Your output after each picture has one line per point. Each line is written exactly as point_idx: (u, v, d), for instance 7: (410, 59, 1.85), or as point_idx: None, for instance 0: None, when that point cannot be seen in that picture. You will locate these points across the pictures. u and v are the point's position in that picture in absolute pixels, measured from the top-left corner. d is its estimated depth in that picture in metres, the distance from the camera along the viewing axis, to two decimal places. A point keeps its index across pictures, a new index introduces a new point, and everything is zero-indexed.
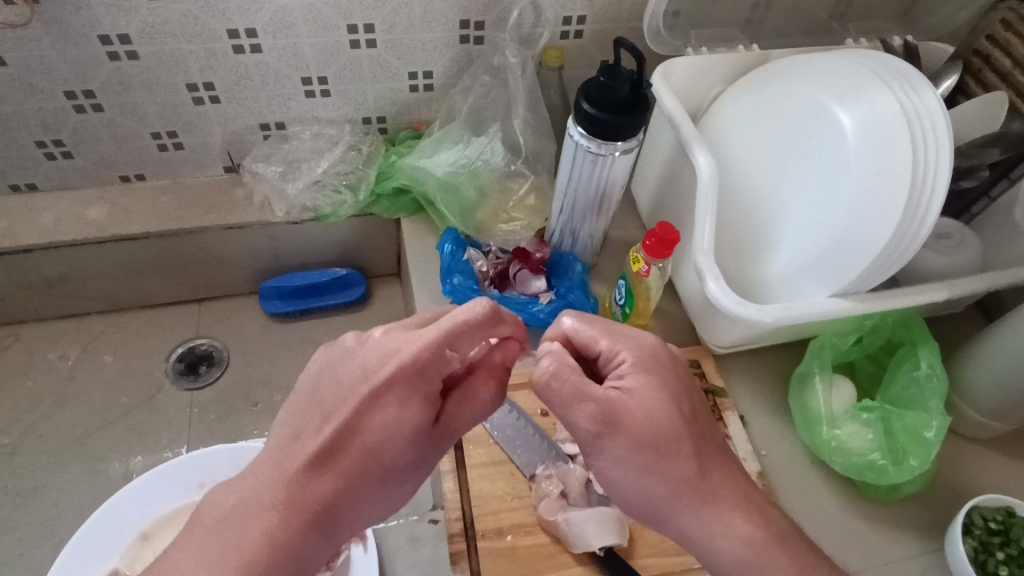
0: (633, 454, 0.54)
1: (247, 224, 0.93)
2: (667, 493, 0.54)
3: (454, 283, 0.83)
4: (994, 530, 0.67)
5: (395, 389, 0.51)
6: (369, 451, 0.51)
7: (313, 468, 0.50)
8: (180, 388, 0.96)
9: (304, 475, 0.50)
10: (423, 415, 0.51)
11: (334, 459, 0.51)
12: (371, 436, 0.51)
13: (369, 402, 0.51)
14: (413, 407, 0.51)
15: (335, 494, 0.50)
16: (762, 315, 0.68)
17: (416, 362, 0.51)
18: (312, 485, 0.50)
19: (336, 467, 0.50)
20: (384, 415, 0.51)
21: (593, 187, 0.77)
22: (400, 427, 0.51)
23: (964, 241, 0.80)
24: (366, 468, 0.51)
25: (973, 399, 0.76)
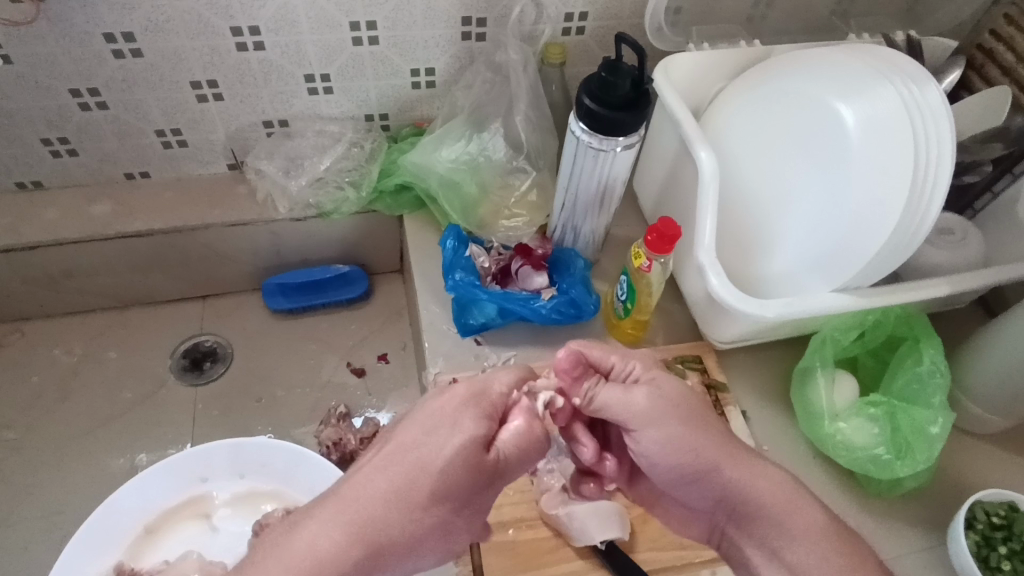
0: (670, 425, 0.60)
1: (250, 221, 0.93)
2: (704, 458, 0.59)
3: (456, 279, 0.82)
4: (996, 525, 0.67)
5: (449, 415, 0.55)
6: (421, 469, 0.53)
7: (367, 485, 0.53)
8: (183, 384, 0.97)
9: (356, 494, 0.53)
10: (476, 435, 0.54)
11: (391, 476, 0.53)
12: (426, 455, 0.53)
13: (428, 428, 0.55)
14: (467, 428, 0.54)
15: (386, 512, 0.52)
16: (762, 310, 0.69)
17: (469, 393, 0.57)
18: (369, 498, 0.52)
19: (392, 482, 0.53)
20: (442, 440, 0.54)
21: (594, 183, 0.77)
22: (456, 444, 0.53)
23: (966, 236, 0.80)
24: (421, 485, 0.52)
25: (975, 394, 0.76)
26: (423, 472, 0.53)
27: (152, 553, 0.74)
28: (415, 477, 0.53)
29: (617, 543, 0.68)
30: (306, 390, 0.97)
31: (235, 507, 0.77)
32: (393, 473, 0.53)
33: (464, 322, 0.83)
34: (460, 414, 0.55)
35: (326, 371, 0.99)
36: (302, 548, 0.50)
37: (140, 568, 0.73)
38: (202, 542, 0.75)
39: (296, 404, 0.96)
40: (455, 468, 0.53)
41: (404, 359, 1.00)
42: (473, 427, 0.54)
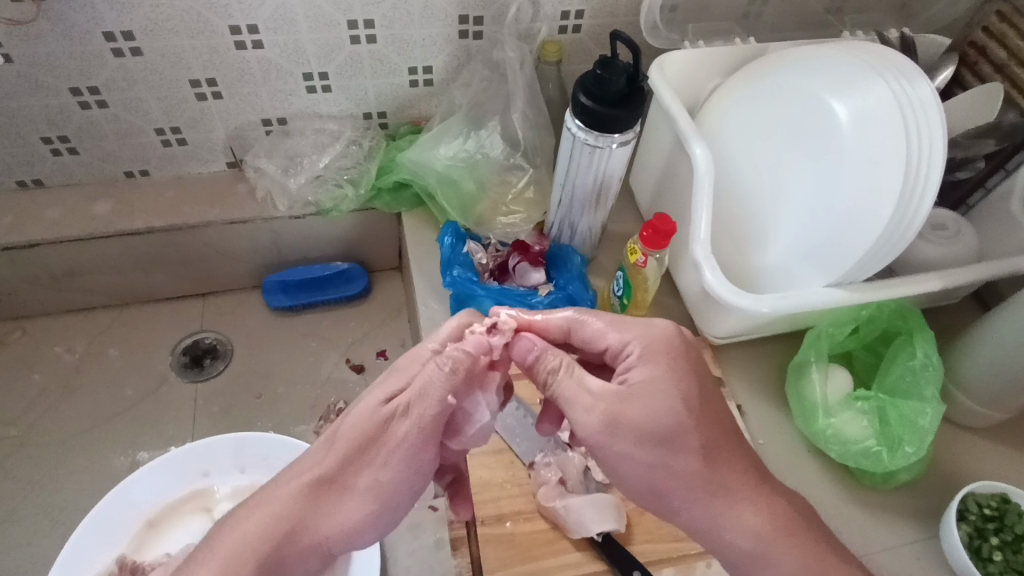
0: (643, 444, 0.56)
1: (250, 219, 0.94)
2: (677, 479, 0.56)
3: (455, 275, 0.83)
4: (988, 516, 0.68)
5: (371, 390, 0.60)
6: (336, 444, 0.57)
7: (295, 470, 0.57)
8: (184, 381, 0.98)
9: (287, 480, 0.57)
10: (381, 403, 0.58)
11: (315, 457, 0.58)
12: (340, 432, 0.58)
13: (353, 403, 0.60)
14: (378, 396, 0.58)
15: (303, 491, 0.56)
16: (756, 304, 0.69)
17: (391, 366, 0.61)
18: (292, 480, 0.57)
19: (313, 466, 0.57)
20: (359, 409, 0.58)
21: (590, 180, 0.78)
22: (363, 416, 0.57)
23: (960, 231, 0.80)
24: (332, 461, 0.57)
25: (968, 387, 0.77)
26: (340, 440, 0.57)
27: (156, 546, 0.74)
28: (332, 449, 0.57)
29: (614, 534, 0.69)
30: (306, 386, 0.98)
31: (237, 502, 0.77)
32: (320, 445, 0.58)
33: None
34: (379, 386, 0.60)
35: (326, 367, 0.99)
36: (242, 519, 0.55)
37: (144, 561, 0.73)
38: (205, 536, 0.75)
39: (296, 400, 0.96)
40: (359, 431, 0.57)
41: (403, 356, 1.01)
42: (384, 395, 0.58)
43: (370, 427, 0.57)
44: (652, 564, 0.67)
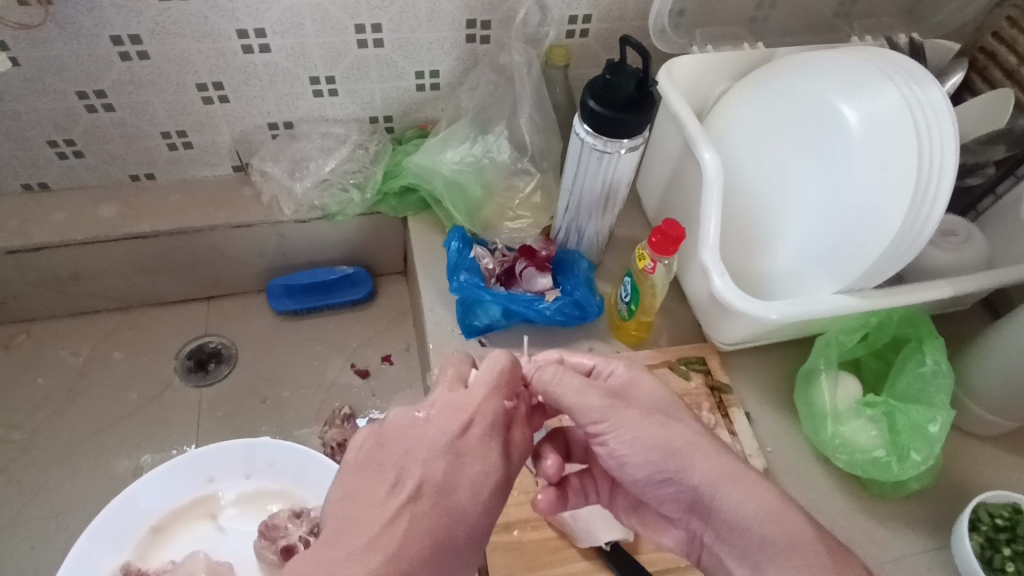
0: (649, 416, 0.57)
1: (256, 223, 0.94)
2: (686, 442, 0.56)
3: (461, 280, 0.82)
4: (1001, 526, 0.67)
5: (474, 445, 0.55)
6: (459, 511, 0.52)
7: (403, 531, 0.49)
8: (189, 385, 0.97)
9: (394, 543, 0.49)
10: (499, 468, 0.55)
11: (426, 519, 0.51)
12: (455, 494, 0.52)
13: (451, 465, 0.53)
14: (489, 467, 0.54)
15: (420, 557, 0.49)
16: (765, 310, 0.69)
17: (485, 424, 0.56)
18: (406, 544, 0.49)
19: (428, 529, 0.50)
20: (469, 478, 0.53)
21: (598, 185, 0.77)
22: (486, 479, 0.54)
23: (970, 237, 0.80)
24: (454, 525, 0.51)
25: (978, 395, 0.76)
26: (453, 511, 0.52)
27: (160, 552, 0.74)
28: (448, 515, 0.51)
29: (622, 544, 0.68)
30: (311, 391, 0.97)
31: (243, 507, 0.76)
32: (425, 512, 0.51)
33: (469, 323, 0.83)
34: (484, 444, 0.55)
35: (331, 372, 0.99)
36: None
37: (148, 568, 0.72)
38: (210, 542, 0.75)
39: (301, 405, 0.96)
40: (487, 497, 0.53)
41: (408, 360, 1.00)
42: (495, 465, 0.55)
43: (487, 502, 0.53)
44: (659, 573, 0.67)
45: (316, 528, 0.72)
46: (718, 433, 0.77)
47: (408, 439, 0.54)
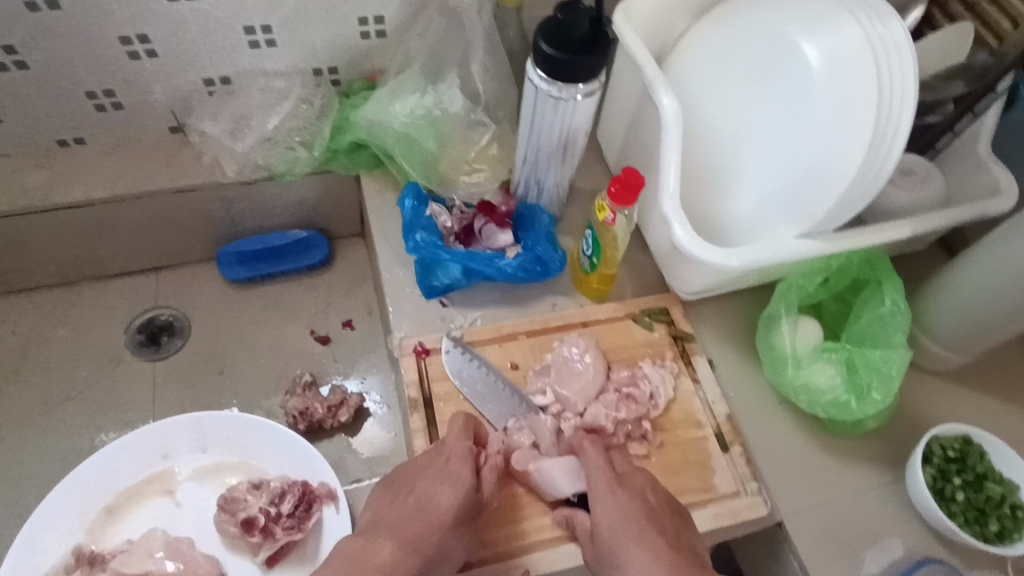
0: (637, 513, 0.62)
1: (198, 187, 0.89)
2: (661, 552, 0.60)
3: (418, 241, 0.79)
4: (951, 458, 0.70)
5: (447, 460, 0.66)
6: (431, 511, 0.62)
7: (388, 527, 0.61)
8: (140, 359, 0.93)
9: (381, 535, 0.61)
10: (468, 475, 0.65)
11: (404, 519, 0.62)
12: (430, 502, 0.63)
13: (436, 478, 0.64)
14: (462, 478, 0.64)
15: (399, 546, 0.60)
16: (727, 258, 0.68)
17: (460, 449, 0.66)
18: (387, 535, 0.61)
19: (403, 526, 0.61)
20: (449, 488, 0.63)
21: (555, 134, 0.74)
22: (455, 487, 0.64)
23: (928, 176, 0.80)
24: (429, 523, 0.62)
25: (933, 332, 0.77)
26: (427, 513, 0.62)
27: (116, 532, 0.71)
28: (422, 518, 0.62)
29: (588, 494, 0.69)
30: (270, 360, 0.94)
31: (201, 481, 0.74)
32: (420, 510, 0.63)
33: (428, 283, 0.80)
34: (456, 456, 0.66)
35: (290, 340, 0.96)
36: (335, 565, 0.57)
37: (103, 549, 0.70)
38: (168, 518, 0.73)
39: (260, 374, 0.93)
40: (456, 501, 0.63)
41: (370, 324, 0.98)
42: (469, 480, 0.64)
43: (465, 507, 0.63)
44: None
45: (276, 498, 0.69)
46: (680, 382, 0.77)
47: (412, 465, 0.66)
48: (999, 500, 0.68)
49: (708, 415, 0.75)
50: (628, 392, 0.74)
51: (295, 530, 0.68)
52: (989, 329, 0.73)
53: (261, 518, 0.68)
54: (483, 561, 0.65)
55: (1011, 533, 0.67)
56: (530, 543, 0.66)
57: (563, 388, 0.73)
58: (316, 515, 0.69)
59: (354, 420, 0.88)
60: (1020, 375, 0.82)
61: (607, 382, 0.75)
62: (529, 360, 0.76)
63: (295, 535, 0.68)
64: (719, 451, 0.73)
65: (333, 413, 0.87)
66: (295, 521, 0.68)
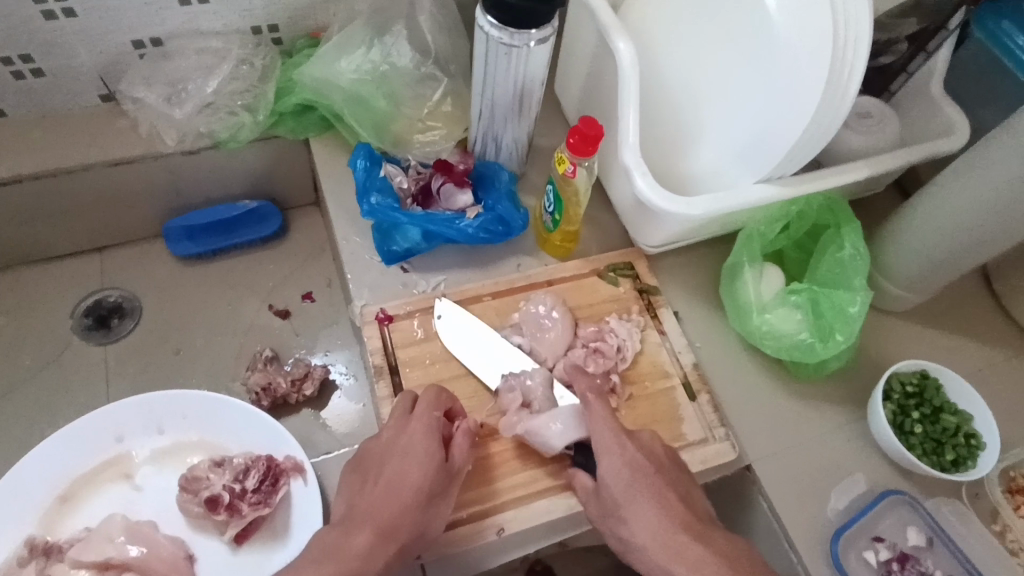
0: (644, 464, 0.61)
1: (136, 158, 0.83)
2: (675, 502, 0.60)
3: (373, 204, 0.76)
4: (910, 393, 0.72)
5: (408, 439, 0.62)
6: (400, 490, 0.59)
7: (360, 516, 0.58)
8: (90, 344, 0.89)
9: (352, 527, 0.57)
10: (433, 450, 0.61)
11: (374, 505, 0.59)
12: (399, 484, 0.60)
13: (404, 457, 0.61)
14: (429, 453, 0.61)
15: (373, 534, 0.57)
16: (689, 207, 0.67)
17: (425, 424, 0.62)
18: (359, 526, 0.57)
19: (376, 511, 0.58)
20: (418, 465, 0.60)
21: (510, 85, 0.72)
22: (421, 465, 0.60)
23: (884, 119, 0.80)
24: (403, 507, 0.58)
25: (892, 273, 0.79)
26: (395, 493, 0.59)
27: (71, 521, 0.68)
28: (392, 502, 0.59)
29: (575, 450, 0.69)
30: (229, 337, 0.91)
31: (160, 464, 0.72)
32: (391, 491, 0.59)
33: (387, 249, 0.78)
34: (417, 433, 0.62)
35: (249, 315, 0.93)
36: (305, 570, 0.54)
37: (59, 539, 0.67)
38: (127, 502, 0.70)
39: (220, 352, 0.90)
40: (425, 478, 0.60)
41: (331, 296, 0.95)
42: (437, 454, 0.61)
43: (434, 483, 0.60)
44: None
45: (240, 475, 0.67)
46: (647, 335, 0.77)
47: (377, 445, 0.63)
48: (955, 430, 0.70)
49: (675, 364, 0.75)
50: (595, 346, 0.74)
51: (261, 506, 0.66)
52: (944, 267, 0.74)
53: (225, 495, 0.66)
54: (457, 523, 0.64)
55: (966, 461, 0.69)
56: (504, 502, 0.66)
57: (530, 346, 0.73)
58: (283, 489, 0.67)
59: (320, 394, 0.86)
60: (972, 310, 0.85)
61: (574, 339, 0.75)
62: (496, 322, 0.75)
63: (263, 511, 0.66)
64: (687, 400, 0.73)
65: (298, 387, 0.84)
66: (261, 496, 0.66)
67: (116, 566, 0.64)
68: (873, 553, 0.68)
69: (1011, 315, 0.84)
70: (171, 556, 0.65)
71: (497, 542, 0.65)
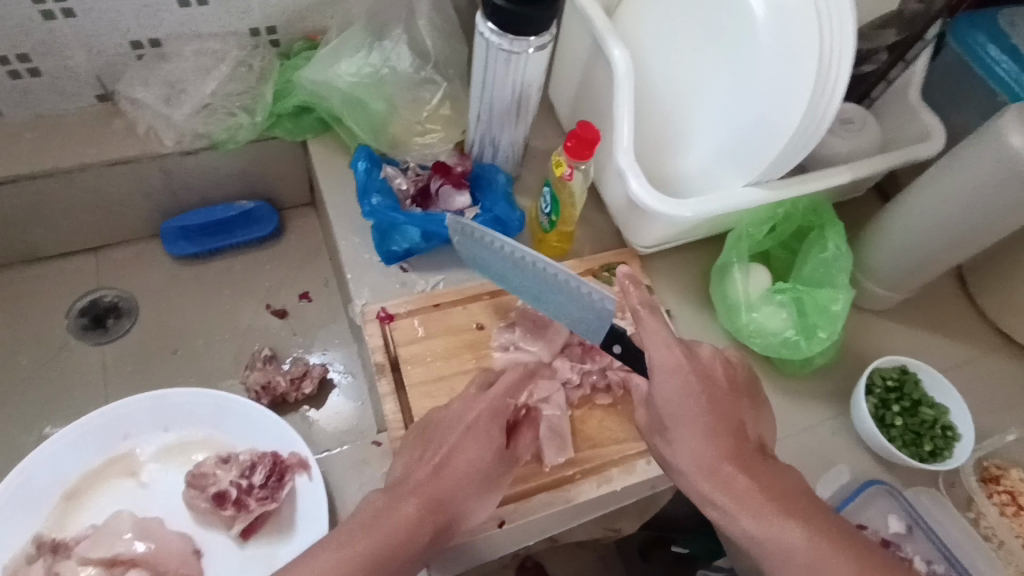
0: (696, 391, 0.61)
1: (134, 158, 0.84)
2: (722, 423, 0.60)
3: (374, 204, 0.78)
4: (891, 387, 0.75)
5: (475, 423, 0.63)
6: (470, 471, 0.60)
7: (402, 489, 0.58)
8: (87, 344, 0.89)
9: (387, 498, 0.57)
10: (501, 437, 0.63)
11: (433, 481, 0.59)
12: (466, 463, 0.60)
13: (474, 433, 0.62)
14: (494, 435, 0.62)
15: (420, 506, 0.57)
16: (680, 209, 0.70)
17: (497, 405, 0.64)
18: (407, 498, 0.57)
19: (428, 486, 0.58)
20: (476, 445, 0.61)
21: (508, 90, 0.74)
22: (488, 450, 0.61)
23: (865, 125, 0.83)
24: (468, 489, 0.60)
25: (873, 273, 0.82)
26: (458, 473, 0.60)
27: (77, 518, 0.69)
28: (452, 481, 0.59)
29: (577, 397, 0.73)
30: (227, 336, 0.92)
31: (165, 461, 0.72)
32: (450, 465, 0.60)
33: (387, 249, 0.79)
34: (491, 420, 0.63)
35: (246, 315, 0.93)
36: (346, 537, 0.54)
37: (66, 536, 0.67)
38: (133, 500, 0.70)
39: (218, 352, 0.90)
40: (493, 463, 0.62)
41: (328, 296, 0.96)
42: (500, 437, 0.63)
43: (491, 467, 0.62)
44: (596, 467, 0.70)
45: (246, 470, 0.68)
46: None
47: (444, 418, 0.64)
48: (932, 423, 0.74)
49: None
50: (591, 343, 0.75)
51: (268, 501, 0.67)
52: (922, 266, 0.77)
53: (233, 490, 0.67)
54: None
55: (942, 451, 0.73)
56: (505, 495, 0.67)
57: (528, 343, 0.74)
58: (289, 485, 0.69)
59: (319, 392, 0.87)
60: (948, 309, 0.88)
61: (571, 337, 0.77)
62: (494, 320, 0.77)
63: (270, 506, 0.67)
64: None
65: (297, 386, 0.85)
66: (268, 491, 0.67)
67: (124, 562, 0.65)
68: None
69: (983, 313, 0.88)
70: (179, 551, 0.66)
71: (498, 534, 0.67)
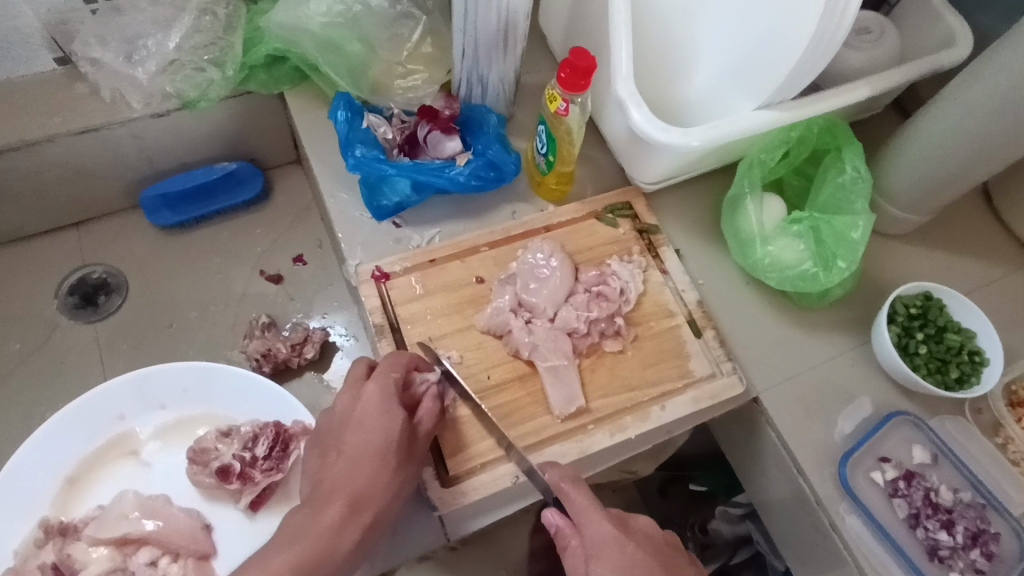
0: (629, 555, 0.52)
1: (101, 125, 0.78)
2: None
3: (358, 156, 0.73)
4: (914, 315, 0.72)
5: (365, 411, 0.59)
6: (364, 454, 0.58)
7: (319, 500, 0.57)
8: (79, 323, 0.87)
9: (310, 513, 0.56)
10: (397, 422, 0.59)
11: (338, 482, 0.57)
12: (366, 453, 0.58)
13: (362, 424, 0.59)
14: (388, 419, 0.59)
15: (340, 512, 0.56)
16: (686, 138, 0.65)
17: (382, 387, 0.60)
18: (323, 510, 0.56)
19: (338, 486, 0.57)
20: (374, 430, 0.58)
21: (492, 19, 0.68)
22: (384, 434, 0.58)
23: (884, 33, 0.76)
24: (375, 478, 0.57)
25: (893, 195, 0.77)
26: (366, 456, 0.58)
27: (83, 501, 0.68)
28: (354, 469, 0.57)
29: (582, 345, 0.70)
30: (222, 305, 0.89)
31: (165, 439, 0.71)
32: (353, 462, 0.58)
33: (377, 203, 0.75)
34: (387, 404, 0.59)
35: (240, 282, 0.90)
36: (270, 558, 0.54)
37: (73, 518, 0.67)
38: (137, 480, 0.70)
39: (214, 323, 0.88)
40: (392, 449, 0.58)
41: (322, 258, 0.92)
42: (399, 417, 0.59)
43: (401, 447, 0.59)
44: (610, 417, 0.68)
45: (248, 443, 0.67)
46: (650, 274, 0.76)
47: (335, 416, 0.61)
48: (958, 348, 0.70)
49: (679, 302, 0.74)
50: (598, 290, 0.72)
51: (273, 472, 0.65)
52: (949, 184, 0.72)
53: (236, 464, 0.66)
54: (471, 473, 0.64)
55: (970, 378, 0.69)
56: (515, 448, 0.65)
57: (531, 294, 0.71)
58: (294, 454, 0.67)
59: (321, 356, 0.85)
60: (972, 227, 0.84)
61: (575, 284, 0.73)
62: (494, 273, 0.73)
63: (277, 477, 0.66)
64: (692, 337, 0.72)
65: (298, 351, 0.83)
66: (274, 461, 0.66)
67: (134, 541, 0.64)
68: (879, 473, 0.69)
69: (1011, 231, 0.83)
70: (188, 527, 0.65)
71: (511, 489, 0.65)
